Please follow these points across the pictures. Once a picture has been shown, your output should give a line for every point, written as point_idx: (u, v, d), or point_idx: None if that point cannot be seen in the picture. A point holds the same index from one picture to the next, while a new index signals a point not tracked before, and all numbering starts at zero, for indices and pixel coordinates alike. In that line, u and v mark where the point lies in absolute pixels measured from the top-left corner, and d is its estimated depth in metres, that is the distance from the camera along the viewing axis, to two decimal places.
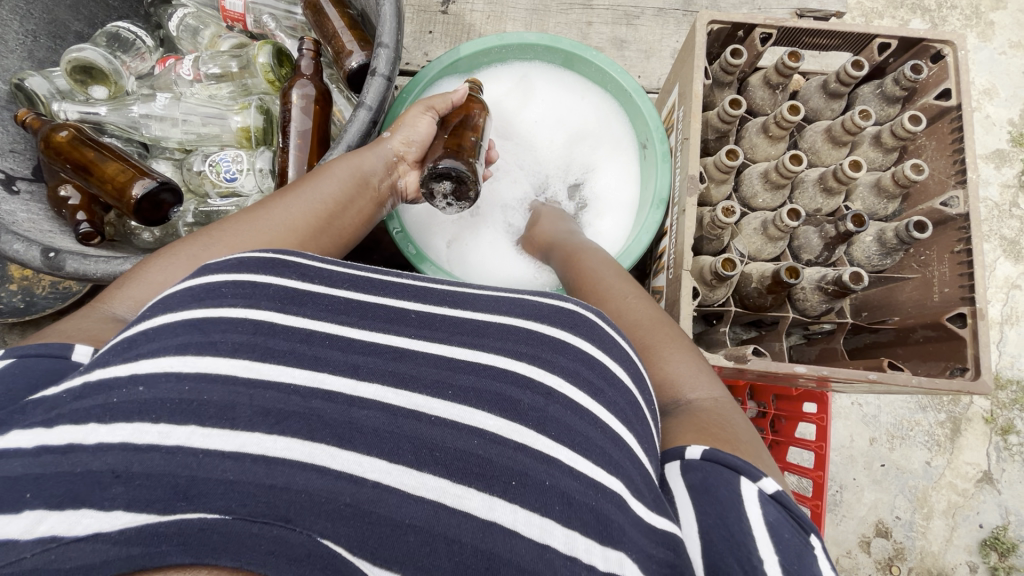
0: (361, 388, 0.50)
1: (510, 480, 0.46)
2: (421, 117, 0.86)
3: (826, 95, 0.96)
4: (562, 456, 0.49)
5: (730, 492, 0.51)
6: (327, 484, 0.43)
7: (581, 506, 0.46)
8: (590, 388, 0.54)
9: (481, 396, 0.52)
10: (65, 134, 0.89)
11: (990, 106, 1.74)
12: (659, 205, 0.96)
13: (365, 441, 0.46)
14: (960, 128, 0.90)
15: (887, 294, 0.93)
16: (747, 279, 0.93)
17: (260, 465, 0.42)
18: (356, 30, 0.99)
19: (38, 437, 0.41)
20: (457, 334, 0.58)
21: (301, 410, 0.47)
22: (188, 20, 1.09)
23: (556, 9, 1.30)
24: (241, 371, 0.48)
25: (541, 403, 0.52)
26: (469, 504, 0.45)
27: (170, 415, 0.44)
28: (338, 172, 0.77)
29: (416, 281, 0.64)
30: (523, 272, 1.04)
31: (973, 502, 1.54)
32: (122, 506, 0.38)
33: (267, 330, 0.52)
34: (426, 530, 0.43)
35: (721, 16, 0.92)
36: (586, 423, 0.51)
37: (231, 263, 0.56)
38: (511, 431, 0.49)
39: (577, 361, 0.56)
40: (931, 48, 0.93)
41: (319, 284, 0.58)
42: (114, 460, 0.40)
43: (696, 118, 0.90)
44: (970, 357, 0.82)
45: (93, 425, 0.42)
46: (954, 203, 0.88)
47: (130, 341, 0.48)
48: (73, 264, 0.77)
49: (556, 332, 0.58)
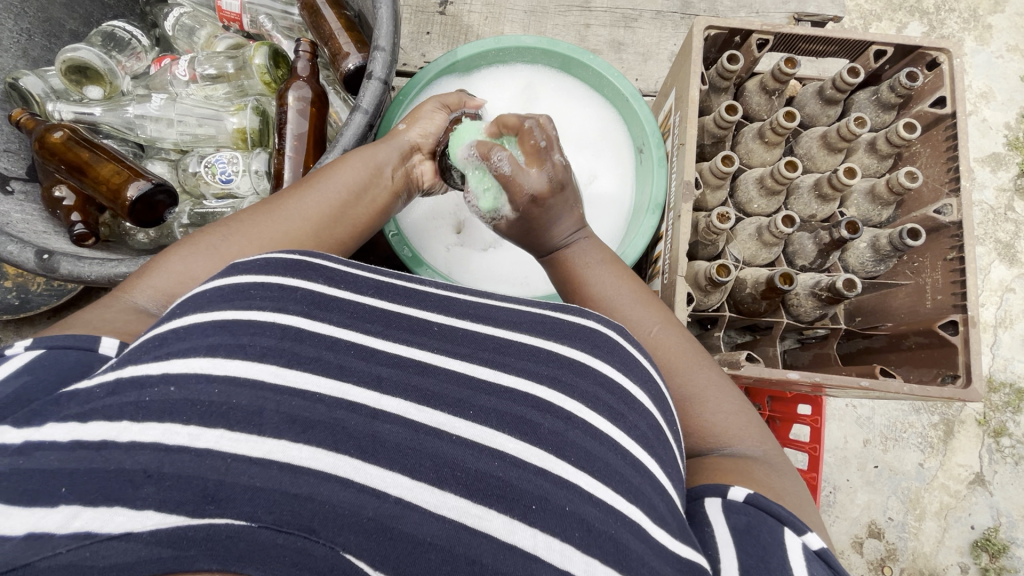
0: (385, 401, 0.50)
1: (530, 504, 0.47)
2: (437, 113, 0.85)
3: (822, 101, 0.96)
4: (583, 482, 0.49)
5: (771, 537, 0.52)
6: (351, 498, 0.43)
7: (600, 533, 0.46)
8: (610, 413, 0.54)
9: (503, 418, 0.52)
10: (59, 135, 0.88)
11: (986, 109, 1.75)
12: (654, 210, 0.96)
13: (387, 456, 0.47)
14: (954, 137, 0.90)
15: (880, 300, 0.94)
16: (741, 284, 0.94)
17: (286, 474, 0.43)
18: (353, 32, 0.99)
19: (72, 432, 0.41)
20: (480, 350, 0.58)
21: (327, 420, 0.47)
22: (184, 20, 1.08)
23: (554, 11, 1.29)
24: (269, 376, 0.48)
25: (560, 428, 0.52)
26: (488, 525, 0.45)
27: (200, 417, 0.44)
28: (354, 165, 0.75)
29: (440, 289, 0.64)
30: (520, 274, 1.03)
31: (965, 503, 1.56)
32: (154, 505, 0.39)
33: (295, 336, 0.52)
34: (447, 549, 0.43)
35: (718, 22, 0.93)
36: (605, 448, 0.52)
37: (258, 264, 0.56)
38: (532, 456, 0.50)
39: (596, 384, 0.56)
40: (926, 56, 0.93)
41: (345, 289, 0.59)
42: (146, 460, 0.41)
43: (692, 124, 0.91)
44: (961, 364, 0.82)
45: (126, 422, 0.42)
46: (947, 210, 0.88)
47: (162, 338, 0.48)
48: (67, 267, 0.77)
49: (575, 354, 0.58)
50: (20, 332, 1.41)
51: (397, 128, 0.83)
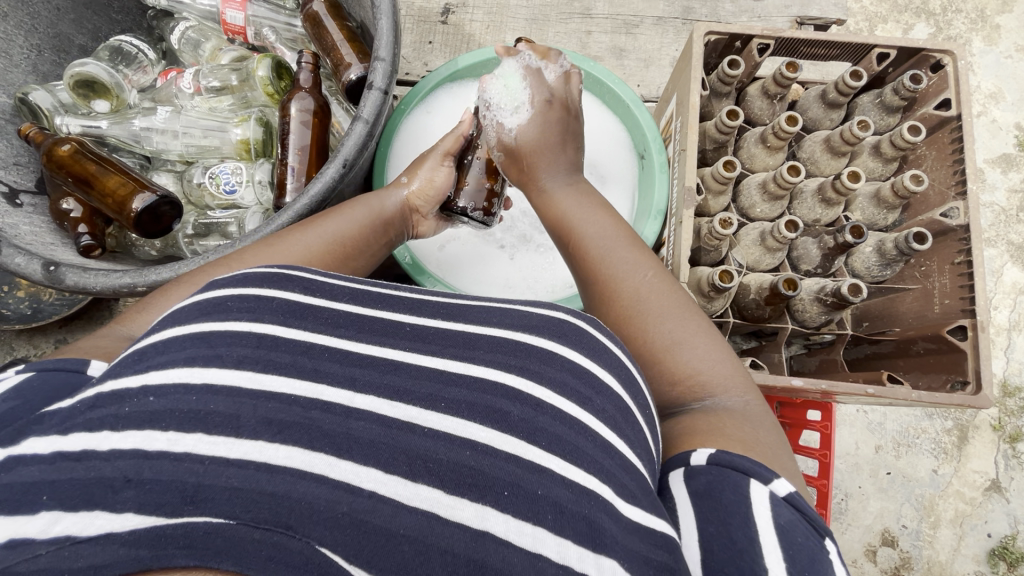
0: (358, 400, 0.50)
1: (501, 491, 0.46)
2: (439, 168, 0.84)
3: (825, 105, 0.95)
4: (555, 466, 0.49)
5: (733, 496, 0.50)
6: (327, 493, 0.43)
7: (574, 515, 0.46)
8: (579, 398, 0.54)
9: (474, 408, 0.51)
10: (67, 148, 0.90)
11: (995, 110, 1.73)
12: (657, 216, 0.96)
13: (361, 451, 0.46)
14: (960, 139, 0.89)
15: (887, 305, 0.92)
16: (745, 290, 0.93)
17: (262, 473, 0.42)
18: (354, 42, 1.00)
19: (55, 445, 0.41)
20: (448, 346, 0.57)
21: (301, 420, 0.47)
22: (190, 33, 1.10)
23: (555, 19, 1.30)
24: (245, 382, 0.48)
25: (530, 414, 0.51)
26: (461, 514, 0.44)
27: (179, 424, 0.44)
28: (359, 214, 0.77)
29: (414, 293, 0.64)
30: (502, 276, 1.04)
31: (981, 511, 1.53)
32: (133, 508, 0.38)
33: (271, 343, 0.52)
34: (420, 539, 0.43)
35: (718, 27, 0.92)
36: (576, 432, 0.51)
37: (233, 281, 0.57)
38: (503, 443, 0.49)
39: (565, 371, 0.55)
40: (930, 58, 0.92)
41: (321, 297, 0.59)
42: (126, 466, 0.41)
43: (694, 130, 0.90)
44: (970, 370, 0.81)
45: (106, 432, 0.42)
46: (954, 213, 0.87)
47: (141, 353, 0.49)
48: (72, 278, 0.78)
49: (542, 342, 0.57)
50: (34, 341, 1.43)
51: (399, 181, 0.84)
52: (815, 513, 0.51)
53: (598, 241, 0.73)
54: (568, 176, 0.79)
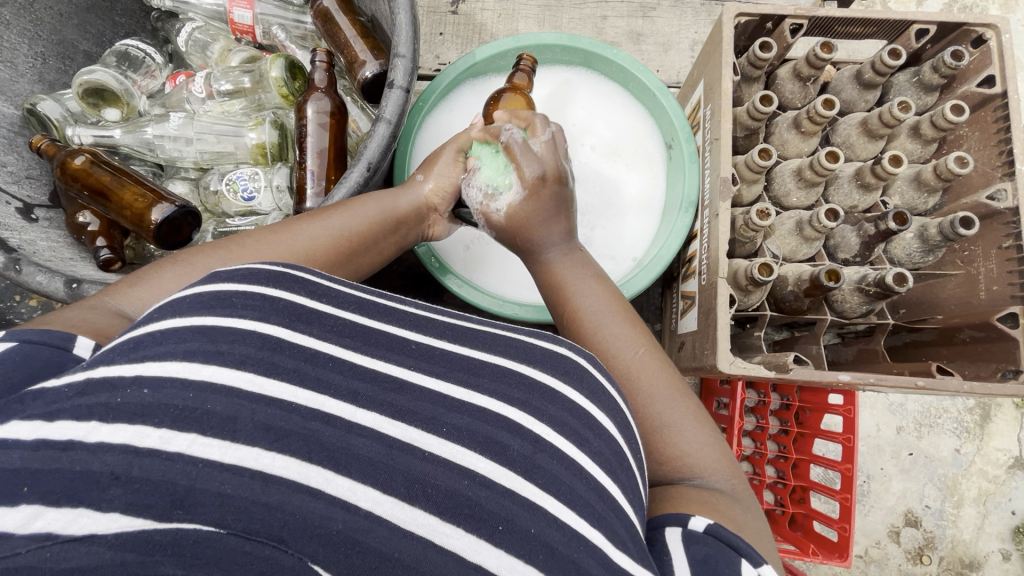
0: (359, 415, 0.48)
1: (496, 525, 0.45)
2: (453, 165, 0.83)
3: (860, 86, 0.92)
4: (549, 505, 0.47)
5: (728, 569, 0.51)
6: (321, 509, 0.40)
7: (563, 559, 0.44)
8: (577, 438, 0.52)
9: (474, 437, 0.50)
10: (81, 161, 0.87)
11: (1019, 80, 1.68)
12: (687, 208, 0.93)
13: (360, 468, 0.44)
14: (1006, 117, 0.85)
15: (927, 291, 0.90)
16: (783, 282, 0.90)
17: (257, 481, 0.40)
18: (369, 38, 0.97)
19: (38, 431, 0.37)
20: (453, 370, 0.56)
21: (300, 430, 0.44)
22: (197, 35, 1.05)
23: (569, 4, 1.26)
24: (244, 384, 0.45)
25: (529, 451, 0.50)
26: (456, 544, 0.43)
27: (172, 421, 0.41)
28: (369, 209, 0.76)
29: (420, 309, 0.62)
30: (528, 274, 1.01)
31: (1005, 489, 1.51)
32: (120, 508, 0.35)
33: (274, 345, 0.49)
34: (414, 568, 0.41)
35: (749, 8, 0.88)
36: (571, 473, 0.50)
37: (239, 274, 0.53)
38: (501, 476, 0.48)
39: (565, 410, 0.54)
40: (971, 33, 0.88)
41: (327, 302, 0.56)
42: (114, 461, 0.37)
43: (726, 116, 0.86)
44: (1023, 359, 0.78)
45: (95, 423, 0.39)
46: (1001, 196, 0.84)
47: (138, 341, 0.46)
48: (95, 295, 0.76)
49: (547, 379, 0.57)
50: None
51: (415, 177, 0.83)
52: None
53: (593, 313, 0.72)
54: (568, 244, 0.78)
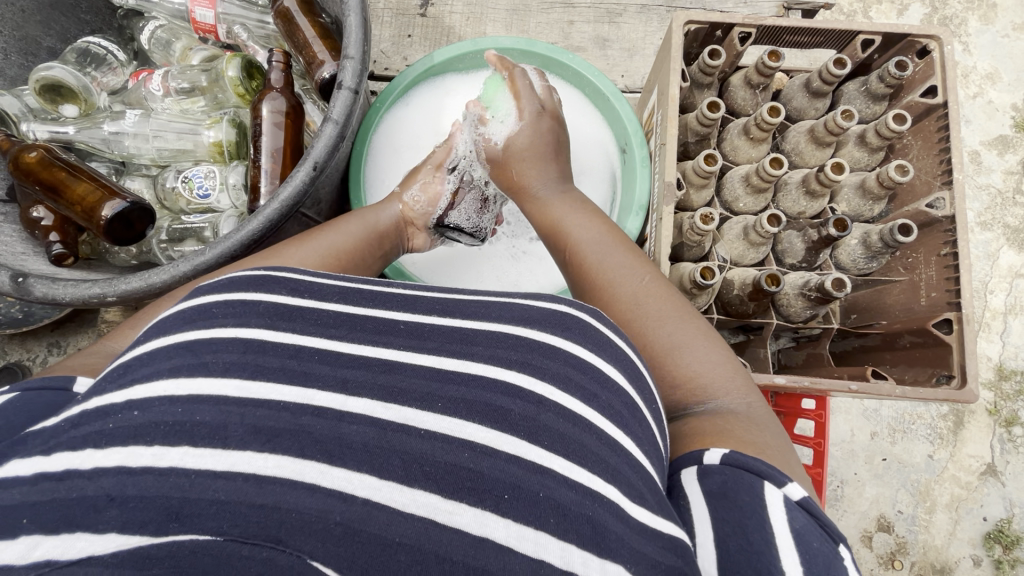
0: (352, 403, 0.47)
1: (502, 494, 0.43)
2: (433, 180, 0.88)
3: (809, 94, 0.93)
4: (558, 465, 0.45)
5: (749, 497, 0.49)
6: (317, 503, 0.39)
7: (577, 517, 0.43)
8: (583, 394, 0.51)
9: (472, 407, 0.48)
10: (34, 154, 0.88)
11: (991, 91, 1.70)
12: (639, 211, 0.94)
13: (355, 456, 0.43)
14: (946, 127, 0.87)
15: (875, 297, 0.91)
16: (729, 285, 0.92)
17: (250, 484, 0.39)
18: (327, 39, 0.98)
19: (37, 465, 0.38)
20: (449, 343, 0.54)
21: (292, 427, 0.44)
22: (160, 33, 1.07)
23: (536, 9, 1.27)
24: (233, 390, 0.45)
25: (532, 412, 0.48)
26: (460, 520, 0.41)
27: (163, 437, 0.41)
28: (352, 229, 0.75)
29: (407, 288, 0.60)
30: (476, 273, 1.04)
31: (977, 495, 1.52)
32: (116, 527, 0.35)
33: (258, 348, 0.49)
34: (417, 547, 0.39)
35: (698, 16, 0.90)
36: (581, 430, 0.48)
37: (221, 284, 0.54)
38: (503, 442, 0.46)
39: (569, 366, 0.52)
40: (916, 44, 0.90)
41: (308, 297, 0.55)
42: (109, 484, 0.38)
43: (673, 122, 0.88)
44: (956, 364, 0.80)
45: (89, 451, 0.39)
46: (940, 204, 0.85)
47: (126, 366, 0.47)
48: (40, 289, 0.76)
49: (545, 337, 0.54)
50: (26, 345, 1.41)
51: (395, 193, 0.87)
52: (829, 520, 0.50)
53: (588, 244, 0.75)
54: (544, 227, 0.81)
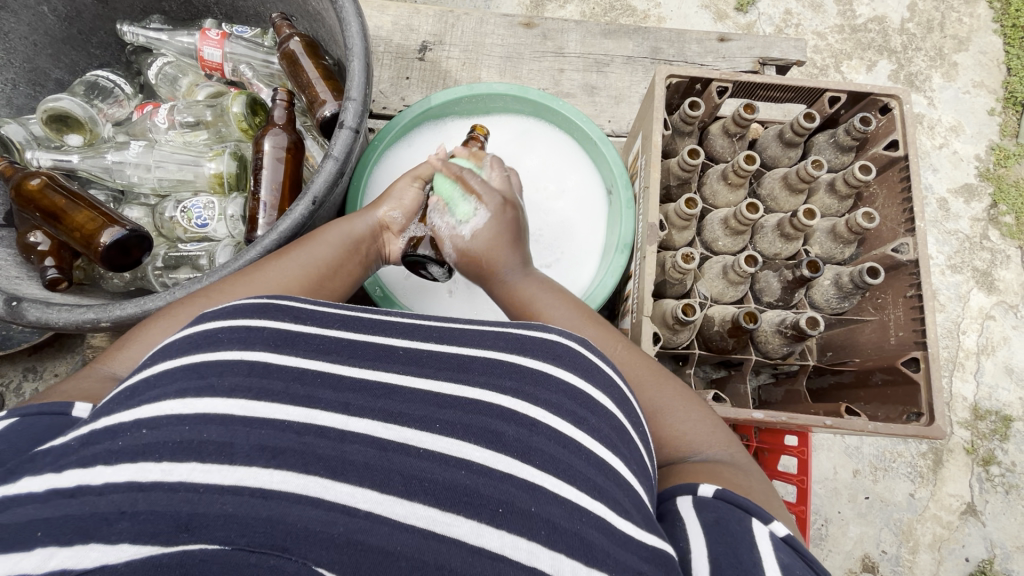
0: (352, 423, 0.48)
1: (496, 508, 0.45)
2: (409, 187, 0.84)
3: (783, 144, 0.99)
4: (549, 483, 0.47)
5: (738, 526, 0.51)
6: (321, 516, 0.41)
7: (566, 531, 0.45)
8: (573, 418, 0.52)
9: (468, 429, 0.50)
10: (36, 182, 0.89)
11: (956, 142, 1.82)
12: (624, 250, 0.98)
13: (356, 473, 0.44)
14: (908, 177, 0.94)
15: (848, 336, 0.96)
16: (710, 322, 0.96)
17: (256, 498, 0.40)
18: (330, 80, 1.03)
19: (48, 481, 0.39)
20: (442, 369, 0.55)
21: (295, 445, 0.45)
22: (167, 69, 1.12)
23: (529, 57, 1.35)
24: (238, 411, 0.46)
25: (524, 435, 0.50)
26: (457, 531, 0.43)
27: (172, 453, 0.42)
28: (332, 239, 0.77)
29: (406, 317, 0.61)
30: (470, 307, 1.06)
31: (958, 535, 1.54)
32: (129, 538, 0.36)
33: (262, 370, 0.50)
34: (416, 556, 0.41)
35: (678, 70, 0.97)
36: (570, 452, 0.50)
37: (225, 310, 0.54)
38: (498, 462, 0.48)
39: (559, 392, 0.54)
40: (878, 102, 0.97)
41: (312, 325, 0.56)
42: (120, 499, 0.38)
43: (656, 168, 0.93)
44: (924, 402, 0.83)
45: (99, 468, 0.40)
46: (904, 249, 0.91)
47: (133, 389, 0.47)
48: (34, 313, 0.77)
49: (539, 365, 0.56)
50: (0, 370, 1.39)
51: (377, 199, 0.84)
52: (812, 553, 0.51)
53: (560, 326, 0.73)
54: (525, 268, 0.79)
